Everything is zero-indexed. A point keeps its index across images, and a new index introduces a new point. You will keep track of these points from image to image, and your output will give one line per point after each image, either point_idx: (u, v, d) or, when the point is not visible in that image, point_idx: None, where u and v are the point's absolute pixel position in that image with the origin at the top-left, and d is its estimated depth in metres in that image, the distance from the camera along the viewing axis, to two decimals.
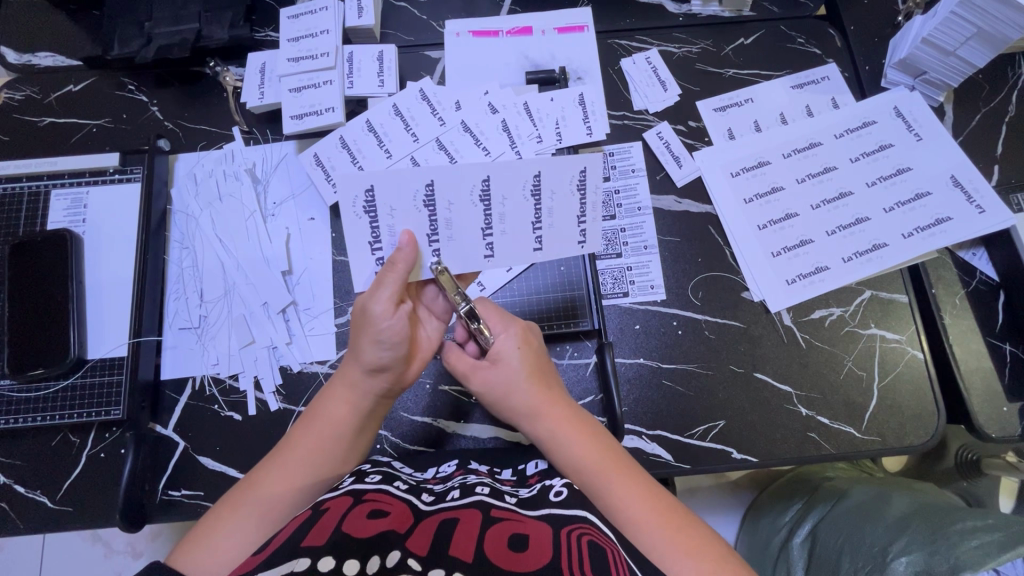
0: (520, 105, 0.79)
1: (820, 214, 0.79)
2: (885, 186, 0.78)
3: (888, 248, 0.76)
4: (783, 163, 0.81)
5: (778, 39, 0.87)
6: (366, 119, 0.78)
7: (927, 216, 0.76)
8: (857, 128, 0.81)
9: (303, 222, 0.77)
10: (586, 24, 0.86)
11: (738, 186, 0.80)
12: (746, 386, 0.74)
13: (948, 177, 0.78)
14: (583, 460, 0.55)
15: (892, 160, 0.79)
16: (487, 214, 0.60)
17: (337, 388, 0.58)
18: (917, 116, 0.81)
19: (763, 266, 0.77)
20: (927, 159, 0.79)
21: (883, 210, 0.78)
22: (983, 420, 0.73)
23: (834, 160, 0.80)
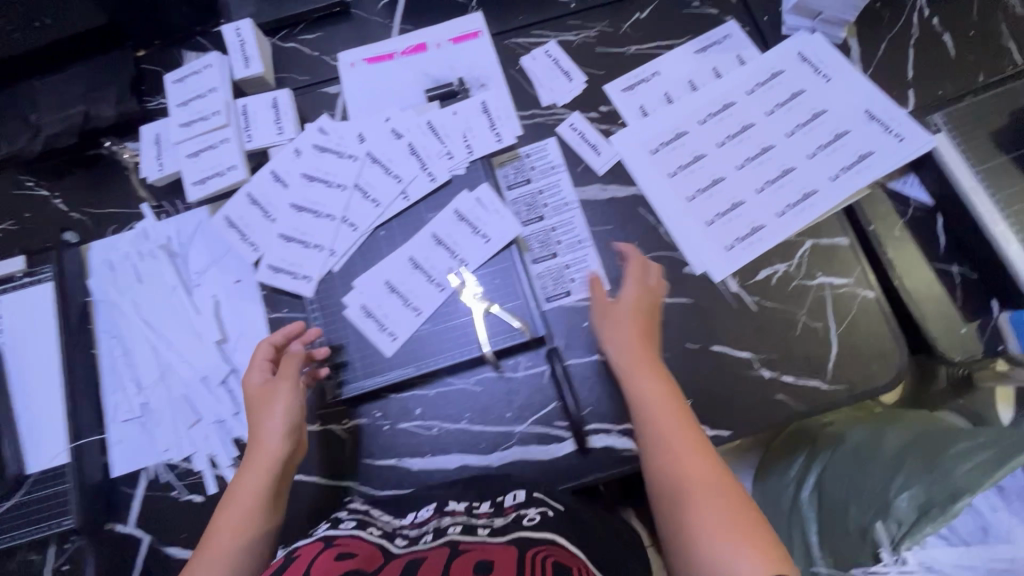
0: (423, 125, 0.75)
1: (747, 173, 0.78)
2: (805, 132, 0.78)
3: (819, 194, 0.76)
4: (701, 130, 0.80)
5: (672, 7, 0.86)
6: (291, 202, 0.73)
7: (849, 155, 0.76)
8: (768, 81, 0.80)
9: (230, 286, 0.75)
10: (480, 30, 0.85)
11: (660, 163, 0.79)
12: (706, 361, 0.73)
13: (864, 113, 0.77)
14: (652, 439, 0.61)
15: (806, 105, 0.79)
16: (274, 216, 0.73)
17: (249, 469, 0.60)
18: (823, 56, 0.80)
19: (702, 236, 0.76)
20: (841, 98, 0.78)
21: (808, 157, 0.77)
22: (944, 347, 0.72)
23: (750, 117, 0.79)
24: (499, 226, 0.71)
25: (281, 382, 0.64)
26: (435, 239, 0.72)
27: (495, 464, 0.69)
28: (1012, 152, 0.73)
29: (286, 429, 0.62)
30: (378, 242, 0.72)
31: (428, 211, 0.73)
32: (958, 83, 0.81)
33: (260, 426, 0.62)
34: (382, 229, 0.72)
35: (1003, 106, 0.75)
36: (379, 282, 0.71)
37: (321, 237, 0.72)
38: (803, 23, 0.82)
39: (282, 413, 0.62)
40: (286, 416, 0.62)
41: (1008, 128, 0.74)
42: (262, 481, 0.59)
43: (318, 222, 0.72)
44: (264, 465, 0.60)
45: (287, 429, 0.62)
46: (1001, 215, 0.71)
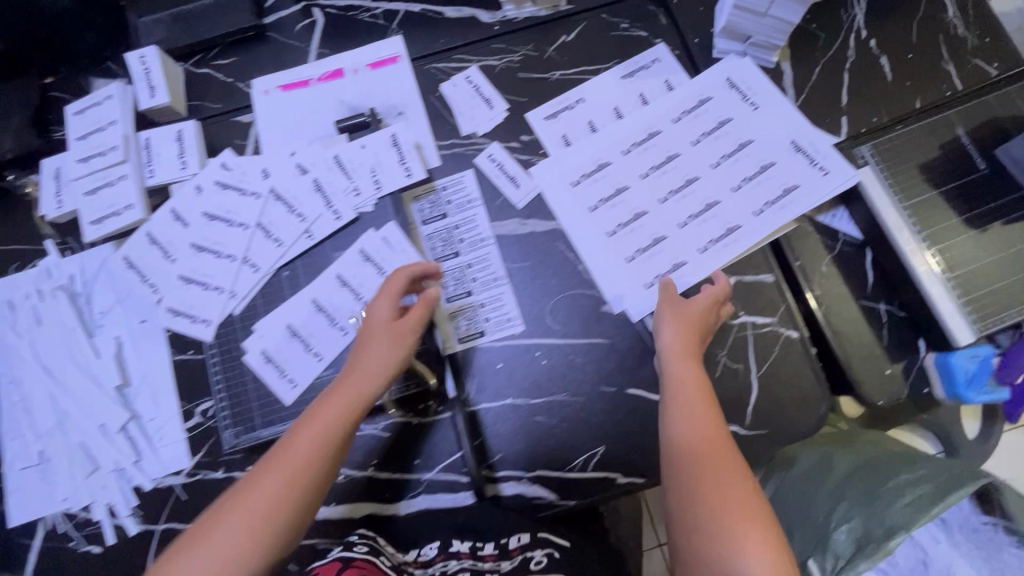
0: (330, 159, 0.72)
1: (670, 206, 0.75)
2: (730, 163, 0.75)
3: (743, 229, 0.73)
4: (624, 161, 0.77)
5: (600, 28, 0.82)
6: (191, 242, 0.70)
7: (774, 189, 0.73)
8: (694, 108, 0.77)
9: (134, 326, 0.72)
10: (399, 54, 0.82)
11: (581, 196, 0.76)
12: (621, 405, 0.70)
13: (790, 144, 0.74)
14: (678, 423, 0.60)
15: (732, 135, 0.75)
16: (173, 257, 0.70)
17: (302, 432, 0.56)
18: (751, 82, 0.77)
19: (622, 273, 0.73)
20: (768, 127, 0.75)
21: (732, 189, 0.74)
22: (867, 389, 0.69)
23: (674, 147, 0.76)
24: (404, 268, 0.69)
25: (385, 338, 0.62)
26: (339, 280, 0.69)
27: (401, 513, 0.70)
28: (941, 186, 0.70)
29: (382, 373, 0.60)
30: (281, 283, 0.70)
31: (334, 251, 0.70)
32: (895, 108, 0.77)
33: (359, 359, 0.62)
34: (286, 269, 0.70)
35: (934, 137, 0.72)
36: (281, 326, 0.68)
37: (221, 280, 0.69)
38: (734, 46, 0.78)
39: (387, 358, 0.61)
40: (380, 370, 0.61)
41: (938, 160, 0.71)
42: (322, 449, 0.55)
43: (219, 263, 0.70)
44: (344, 400, 0.58)
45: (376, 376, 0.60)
46: (927, 253, 0.68)
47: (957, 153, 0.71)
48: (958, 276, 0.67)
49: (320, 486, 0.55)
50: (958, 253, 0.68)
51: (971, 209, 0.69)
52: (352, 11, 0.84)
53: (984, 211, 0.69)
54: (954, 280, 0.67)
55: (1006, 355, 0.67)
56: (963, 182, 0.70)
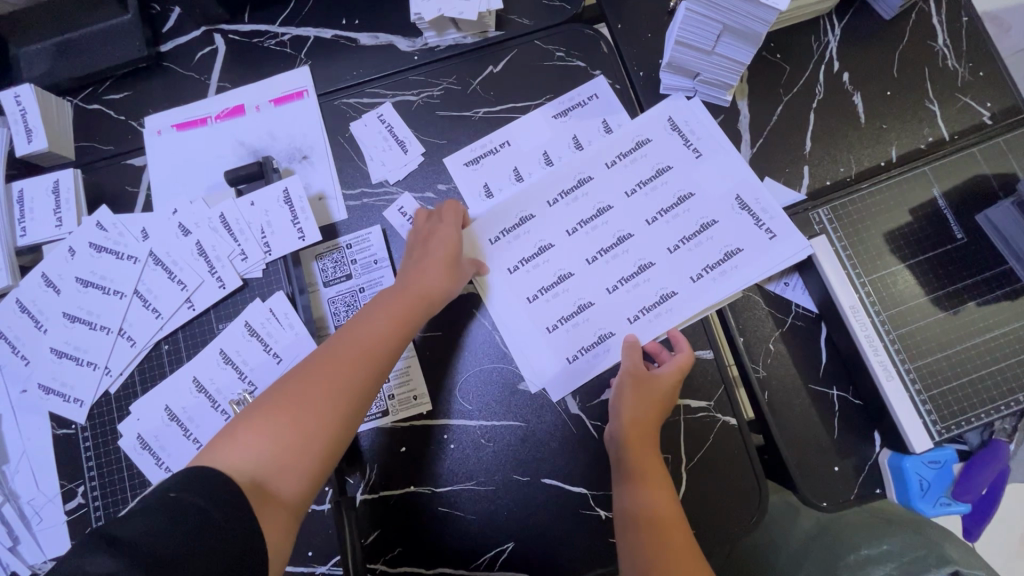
0: (215, 219, 0.65)
1: (597, 268, 0.65)
2: (667, 220, 0.65)
3: (679, 297, 0.63)
4: (551, 215, 0.66)
5: (533, 57, 0.72)
6: (63, 311, 0.64)
7: (713, 251, 0.63)
8: (630, 152, 0.66)
9: (14, 395, 0.66)
10: (305, 88, 0.72)
11: (499, 257, 0.66)
12: (535, 497, 0.64)
13: (735, 200, 0.64)
14: (632, 447, 0.58)
15: (670, 185, 0.65)
16: (44, 328, 0.64)
17: (364, 328, 0.56)
18: (698, 126, 0.66)
19: (540, 345, 0.65)
20: (711, 178, 0.65)
21: (667, 250, 0.64)
22: (811, 489, 0.61)
23: (604, 197, 0.66)
24: (292, 344, 0.62)
25: (446, 264, 0.61)
26: (222, 356, 0.63)
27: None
28: (908, 258, 0.61)
29: (440, 278, 0.60)
30: (161, 357, 0.63)
31: (218, 322, 0.64)
32: (867, 156, 0.66)
33: (420, 276, 0.60)
34: (166, 342, 0.63)
35: (906, 198, 0.62)
36: (159, 407, 0.62)
37: (94, 354, 0.63)
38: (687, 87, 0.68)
39: (442, 280, 0.61)
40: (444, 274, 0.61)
41: (907, 227, 0.61)
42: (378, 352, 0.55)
43: (93, 335, 0.64)
44: (397, 317, 0.57)
45: (437, 280, 0.60)
46: (886, 338, 0.59)
47: (930, 219, 0.61)
48: (920, 368, 0.58)
49: (371, 393, 0.53)
50: (923, 340, 0.59)
51: (941, 287, 0.60)
52: (257, 37, 0.74)
53: (957, 289, 0.59)
54: (915, 372, 0.58)
55: (969, 468, 0.59)
56: (933, 254, 0.60)
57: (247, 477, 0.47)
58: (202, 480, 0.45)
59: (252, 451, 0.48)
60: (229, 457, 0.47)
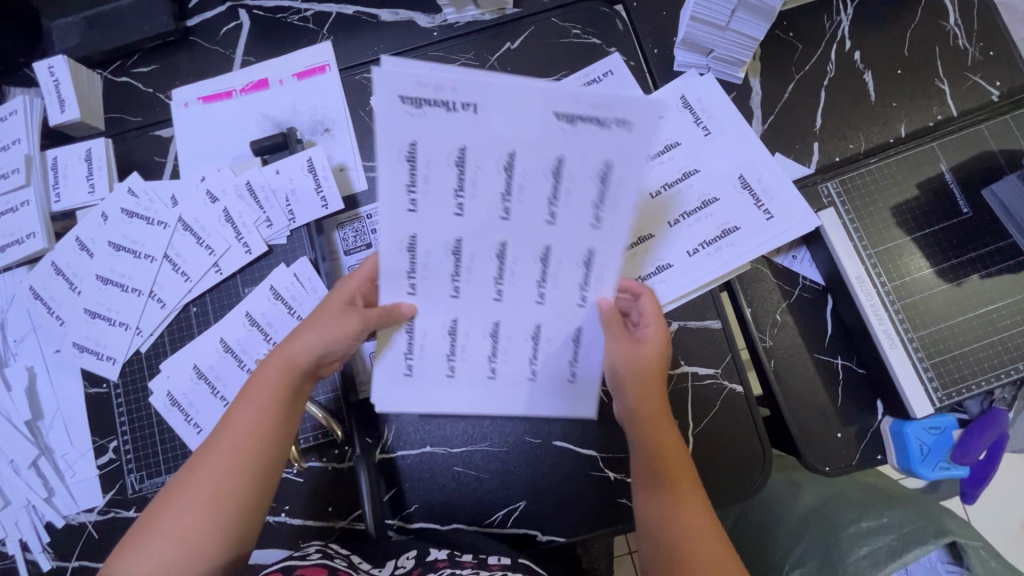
0: (241, 186, 0.67)
1: (513, 297, 0.51)
2: (522, 194, 0.47)
3: (599, 251, 0.48)
4: (427, 299, 0.51)
5: (550, 35, 0.74)
6: (96, 273, 0.67)
7: (590, 177, 0.46)
8: (412, 180, 0.46)
9: (49, 355, 0.69)
10: (327, 62, 0.74)
11: (391, 290, 0.50)
12: (546, 458, 0.66)
13: (547, 112, 0.43)
14: (643, 431, 0.54)
15: (485, 162, 0.45)
16: (78, 291, 0.67)
17: (242, 411, 0.52)
18: (446, 76, 0.42)
19: (527, 397, 0.56)
20: (511, 120, 0.44)
21: (548, 218, 0.47)
22: (815, 455, 0.63)
23: (450, 230, 0.48)
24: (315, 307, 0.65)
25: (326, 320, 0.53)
26: (247, 319, 0.65)
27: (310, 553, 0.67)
28: (914, 231, 0.62)
29: (318, 350, 0.53)
30: (190, 319, 0.66)
31: (244, 286, 0.66)
32: (876, 133, 0.68)
33: (297, 339, 0.53)
34: (195, 305, 0.66)
35: (913, 174, 0.63)
36: (187, 365, 0.65)
37: (126, 315, 0.67)
38: (416, 74, 0.42)
39: (326, 337, 0.53)
40: (326, 345, 0.53)
41: (913, 201, 0.63)
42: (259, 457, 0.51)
43: (124, 297, 0.67)
44: (276, 394, 0.52)
45: (316, 352, 0.53)
46: (891, 308, 0.61)
47: (936, 194, 0.62)
48: (922, 337, 0.60)
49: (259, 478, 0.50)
50: (926, 310, 0.61)
51: (945, 259, 0.61)
52: (280, 12, 0.76)
53: (960, 261, 0.61)
54: (918, 341, 0.60)
55: (968, 432, 0.60)
56: (938, 228, 0.62)
57: None
58: None
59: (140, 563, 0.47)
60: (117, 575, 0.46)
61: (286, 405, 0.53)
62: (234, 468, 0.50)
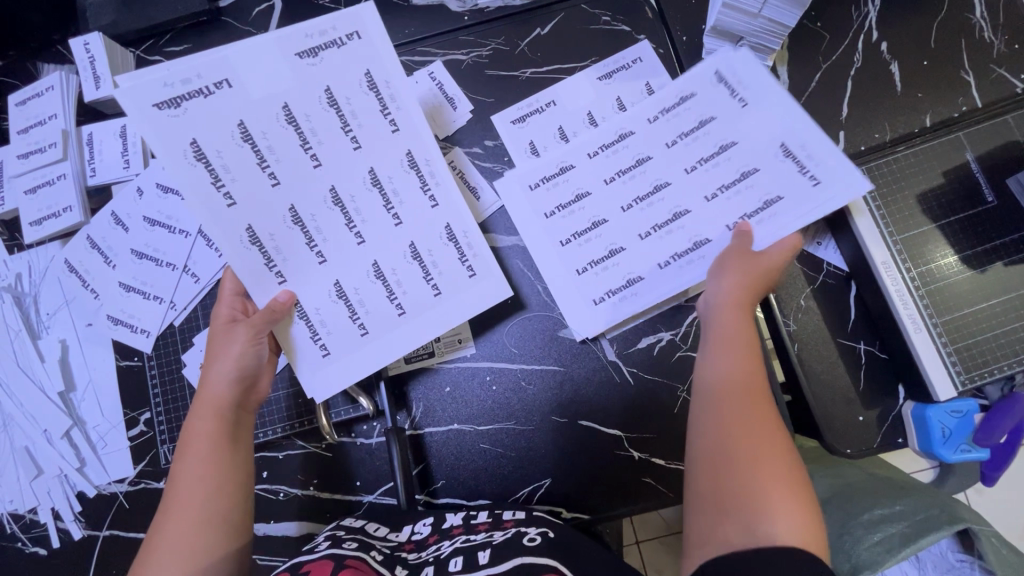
0: None
1: (381, 231, 0.58)
2: (321, 140, 0.56)
3: (416, 148, 0.58)
4: (303, 280, 0.57)
5: (579, 21, 0.74)
6: (131, 248, 0.69)
7: (328, 114, 0.56)
8: (221, 178, 0.54)
9: (81, 328, 0.70)
10: None
11: (261, 289, 0.56)
12: (572, 437, 0.67)
13: (294, 56, 0.55)
14: (722, 316, 0.55)
15: (274, 131, 0.55)
16: (112, 265, 0.69)
17: (182, 476, 0.52)
18: (190, 70, 0.53)
19: (474, 296, 0.60)
20: (267, 81, 0.55)
21: (353, 146, 0.57)
22: (838, 437, 0.64)
23: (279, 200, 0.56)
24: None
25: (224, 354, 0.56)
26: None
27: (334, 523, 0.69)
28: (939, 219, 0.63)
29: (232, 378, 0.55)
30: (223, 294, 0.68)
31: None
32: (902, 124, 0.69)
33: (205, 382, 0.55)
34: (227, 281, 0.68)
35: (939, 162, 0.64)
36: None
37: (160, 290, 0.68)
38: (156, 82, 0.52)
39: (229, 367, 0.55)
40: (236, 366, 0.55)
41: (939, 189, 0.64)
42: (215, 499, 0.51)
43: (159, 272, 0.68)
44: (205, 444, 0.53)
45: (231, 380, 0.55)
46: (915, 294, 0.62)
47: (962, 183, 0.63)
48: (946, 322, 0.61)
49: (220, 526, 0.50)
50: (949, 297, 0.62)
51: (969, 248, 0.62)
52: None
53: (984, 250, 0.62)
54: (941, 326, 0.61)
55: (989, 416, 0.62)
56: (962, 217, 0.63)
57: None
58: None
59: None
60: None
61: (225, 442, 0.53)
62: (192, 526, 0.50)
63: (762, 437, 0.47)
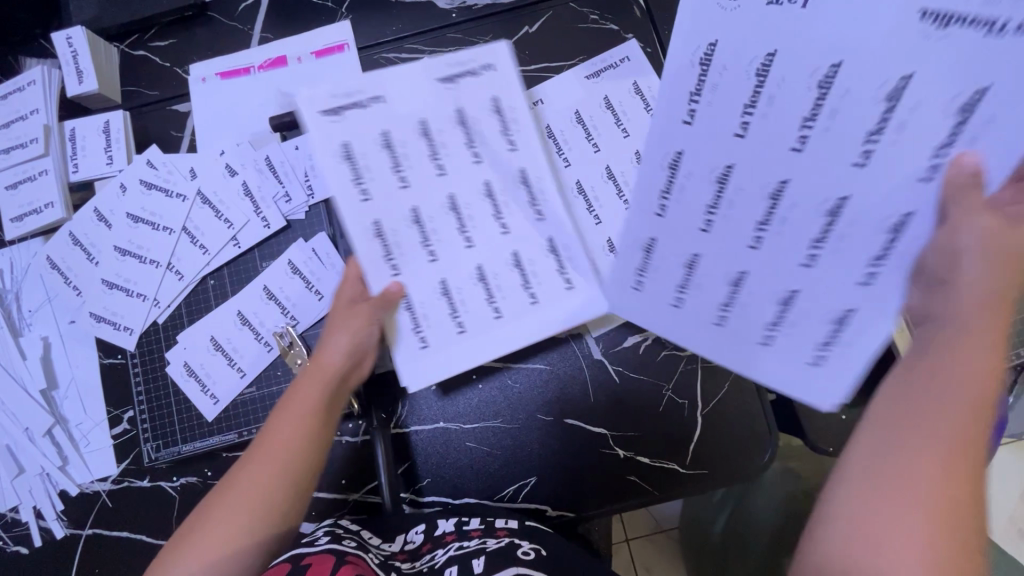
0: (261, 160, 0.68)
1: (492, 236, 0.60)
2: (446, 152, 0.60)
3: (530, 166, 0.62)
4: (412, 274, 0.59)
5: (567, 20, 0.74)
6: (114, 244, 0.68)
7: (456, 131, 0.60)
8: (361, 175, 0.59)
9: (64, 325, 0.69)
10: (346, 41, 0.73)
11: (375, 275, 0.58)
12: (559, 435, 0.67)
13: (434, 81, 0.61)
14: (964, 297, 0.40)
15: (409, 139, 0.60)
16: (95, 262, 0.68)
17: (276, 424, 0.52)
18: (353, 86, 0.60)
19: (567, 306, 0.61)
20: (408, 99, 0.60)
21: (473, 160, 0.61)
22: (819, 436, 0.65)
23: (403, 201, 0.59)
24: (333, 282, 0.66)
25: (340, 324, 0.57)
26: (265, 292, 0.66)
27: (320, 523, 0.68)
28: None
29: (346, 350, 0.57)
30: (207, 292, 0.67)
31: (261, 261, 0.67)
32: None
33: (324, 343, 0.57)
34: (212, 277, 0.67)
35: None
36: (204, 336, 0.66)
37: (143, 286, 0.68)
38: (324, 93, 0.59)
39: (344, 340, 0.57)
40: (351, 341, 0.57)
41: None
42: (296, 457, 0.51)
43: (142, 269, 0.68)
44: (305, 400, 0.54)
45: (346, 351, 0.57)
46: None
47: None
48: None
49: (295, 489, 0.50)
50: None
51: None
52: None
53: None
54: None
55: None
56: None
57: None
58: None
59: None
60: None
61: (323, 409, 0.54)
62: (270, 477, 0.50)
63: (928, 469, 0.37)
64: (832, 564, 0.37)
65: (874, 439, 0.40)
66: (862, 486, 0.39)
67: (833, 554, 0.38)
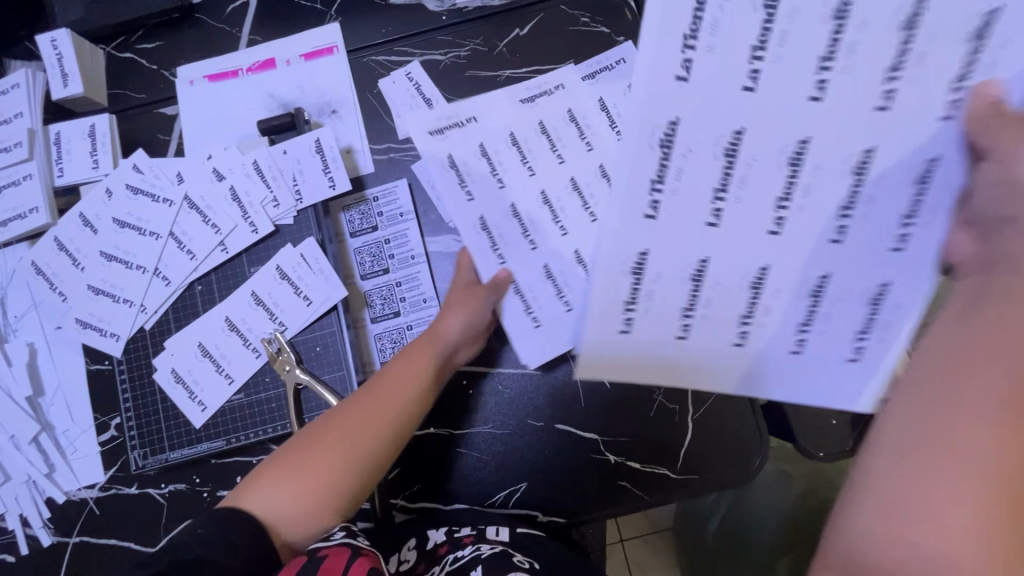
0: (248, 165, 0.67)
1: (585, 226, 0.62)
2: (535, 157, 0.63)
3: (609, 163, 0.64)
4: (517, 262, 0.60)
5: (559, 22, 0.72)
6: (100, 250, 0.67)
7: (540, 139, 0.64)
8: (463, 175, 0.60)
9: (50, 330, 0.69)
10: (335, 44, 0.71)
11: (484, 264, 0.59)
12: (550, 440, 0.67)
13: (518, 101, 0.64)
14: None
15: (502, 148, 0.62)
16: (81, 267, 0.68)
17: (390, 377, 0.56)
18: (450, 110, 0.63)
19: None
20: (497, 117, 0.63)
21: (559, 161, 0.63)
22: (811, 442, 0.65)
23: (503, 200, 0.61)
24: (321, 288, 0.65)
25: (456, 301, 0.60)
26: (253, 298, 0.66)
27: None
28: None
29: (462, 327, 0.59)
30: (194, 297, 0.67)
31: (250, 266, 0.67)
32: None
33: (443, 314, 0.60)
34: (199, 283, 0.67)
35: None
36: (192, 342, 0.66)
37: (130, 292, 0.67)
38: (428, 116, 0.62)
39: (462, 318, 0.59)
40: (470, 322, 0.59)
41: None
42: (401, 412, 0.54)
43: (128, 274, 0.67)
44: (417, 360, 0.57)
45: (462, 329, 0.59)
46: None
47: None
48: None
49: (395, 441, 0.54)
50: None
51: None
52: None
53: None
54: None
55: None
56: None
57: (263, 513, 0.48)
58: (226, 521, 0.47)
59: (274, 492, 0.49)
60: (252, 494, 0.49)
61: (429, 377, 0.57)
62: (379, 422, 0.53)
63: (994, 431, 0.27)
64: (871, 553, 0.28)
65: (910, 401, 0.31)
66: (899, 454, 0.30)
67: (874, 536, 0.29)
